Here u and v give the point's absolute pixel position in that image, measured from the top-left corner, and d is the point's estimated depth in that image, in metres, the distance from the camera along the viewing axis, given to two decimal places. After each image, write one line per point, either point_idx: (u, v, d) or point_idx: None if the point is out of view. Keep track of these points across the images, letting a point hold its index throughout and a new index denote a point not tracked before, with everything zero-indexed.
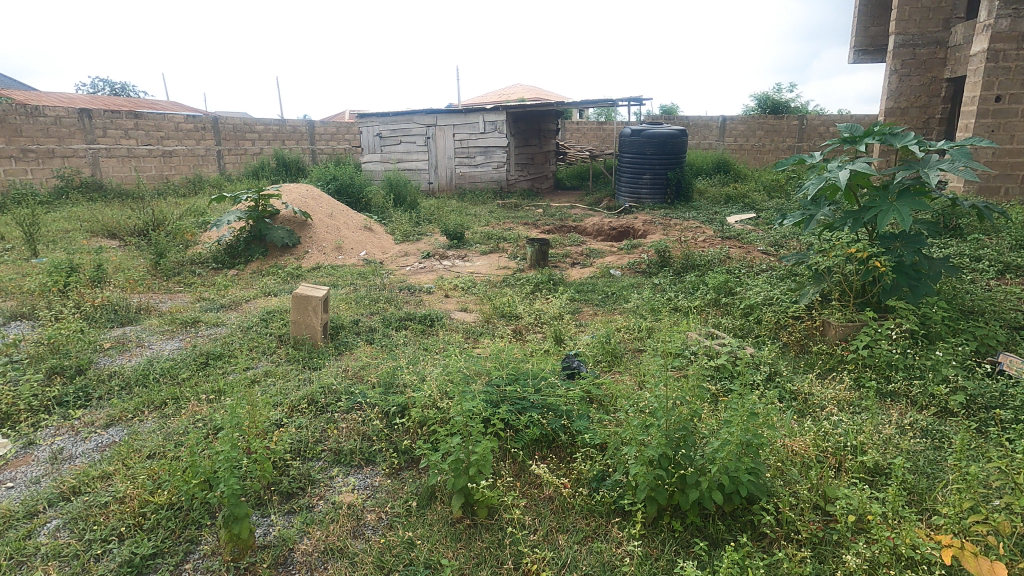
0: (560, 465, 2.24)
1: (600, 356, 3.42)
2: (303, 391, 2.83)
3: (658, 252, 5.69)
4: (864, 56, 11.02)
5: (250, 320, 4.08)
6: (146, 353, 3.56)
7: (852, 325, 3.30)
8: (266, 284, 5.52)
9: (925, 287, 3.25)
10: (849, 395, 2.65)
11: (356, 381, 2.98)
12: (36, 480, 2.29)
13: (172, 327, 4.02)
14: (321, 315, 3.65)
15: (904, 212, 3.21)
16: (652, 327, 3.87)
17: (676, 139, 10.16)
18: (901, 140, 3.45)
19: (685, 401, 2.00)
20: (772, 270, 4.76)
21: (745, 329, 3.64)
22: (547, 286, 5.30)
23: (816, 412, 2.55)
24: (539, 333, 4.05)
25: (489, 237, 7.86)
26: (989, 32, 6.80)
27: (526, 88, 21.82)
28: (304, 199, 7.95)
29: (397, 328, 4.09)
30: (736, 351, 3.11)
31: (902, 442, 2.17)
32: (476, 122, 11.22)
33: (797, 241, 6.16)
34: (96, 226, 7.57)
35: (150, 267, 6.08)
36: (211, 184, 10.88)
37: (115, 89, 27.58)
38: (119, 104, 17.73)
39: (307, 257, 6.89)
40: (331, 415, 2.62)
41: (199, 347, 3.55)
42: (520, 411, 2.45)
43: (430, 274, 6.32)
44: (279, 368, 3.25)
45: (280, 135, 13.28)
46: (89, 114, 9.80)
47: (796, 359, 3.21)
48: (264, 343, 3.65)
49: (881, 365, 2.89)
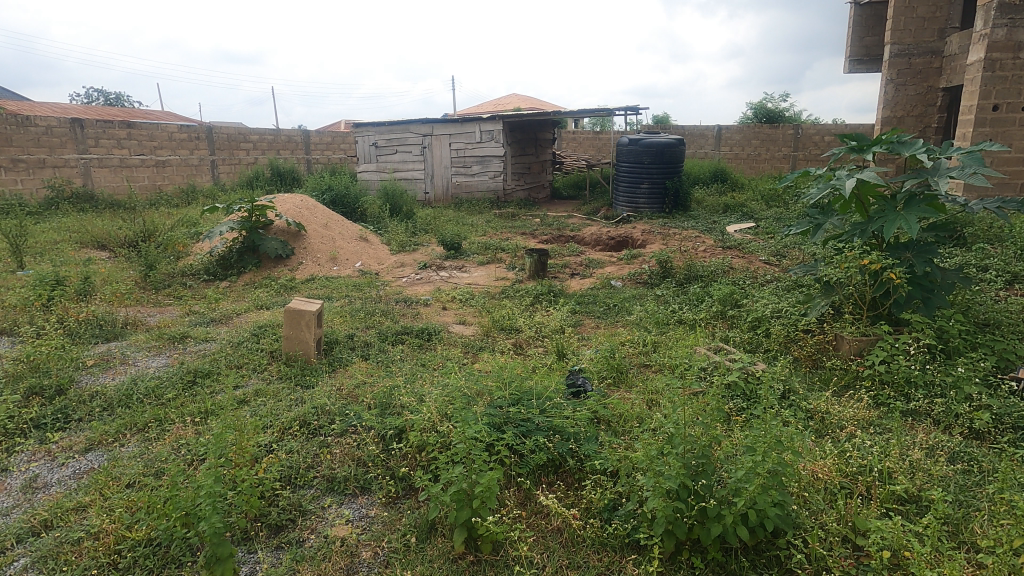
0: (569, 495, 2.10)
1: (605, 371, 3.30)
2: (294, 412, 2.69)
3: (659, 263, 5.59)
4: (859, 65, 11.06)
5: (241, 335, 3.93)
6: (132, 371, 3.40)
7: (867, 339, 3.15)
8: (258, 296, 5.39)
9: (938, 298, 3.15)
10: (869, 414, 2.53)
11: (351, 401, 2.83)
12: (4, 513, 2.14)
13: (158, 343, 3.87)
14: (315, 330, 3.51)
15: (910, 220, 3.08)
16: (657, 341, 3.78)
17: (675, 148, 10.10)
18: (910, 148, 3.32)
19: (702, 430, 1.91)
20: (777, 281, 4.66)
21: (754, 343, 3.53)
22: (547, 298, 5.19)
23: (836, 433, 2.44)
24: (540, 347, 3.94)
25: (486, 247, 7.75)
26: (986, 40, 6.79)
27: (522, 97, 21.99)
28: (299, 209, 7.83)
29: (393, 342, 3.97)
30: (747, 367, 3.00)
31: (932, 468, 2.04)
32: (472, 132, 11.16)
33: (799, 250, 6.09)
34: (86, 238, 7.45)
35: (140, 280, 5.94)
36: (204, 195, 10.77)
37: (110, 98, 28.03)
38: (115, 114, 17.69)
39: (301, 268, 6.77)
40: (324, 439, 2.47)
41: (185, 365, 3.40)
42: (524, 435, 2.30)
43: (427, 286, 6.19)
44: (270, 387, 3.11)
45: (275, 145, 13.18)
46: (82, 124, 9.69)
47: (809, 375, 3.07)
48: (254, 360, 3.50)
49: (900, 382, 2.77)
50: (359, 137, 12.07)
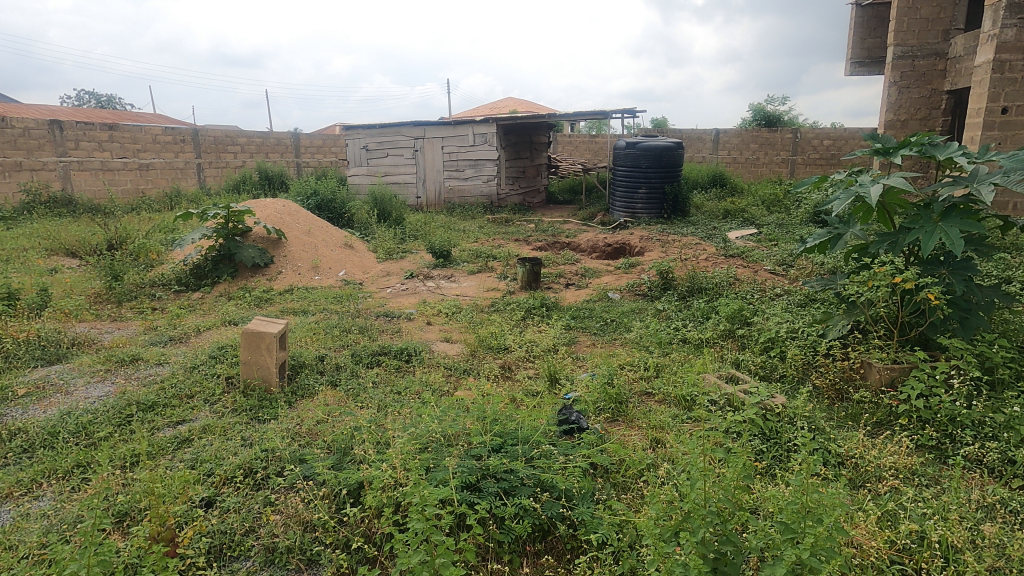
0: (559, 573, 1.72)
1: (602, 401, 2.92)
2: (240, 456, 2.31)
3: (660, 274, 5.23)
4: (860, 68, 10.75)
5: (199, 357, 3.53)
6: (67, 402, 2.99)
7: (899, 368, 2.77)
8: (228, 310, 4.99)
9: (976, 319, 2.78)
10: (912, 462, 2.18)
11: (308, 443, 2.45)
12: None
13: (104, 367, 3.46)
14: (277, 354, 3.13)
15: (952, 234, 2.72)
16: (660, 364, 3.40)
17: (673, 152, 9.74)
18: (943, 151, 2.96)
19: (718, 521, 1.58)
20: (788, 295, 4.30)
21: (768, 368, 3.16)
22: (539, 311, 4.81)
23: (874, 487, 2.08)
24: (530, 370, 3.59)
25: (478, 254, 7.37)
26: (994, 41, 6.47)
27: (518, 101, 21.76)
28: (279, 215, 7.44)
29: (369, 365, 3.59)
30: (766, 401, 2.62)
31: (1008, 544, 1.69)
32: (465, 134, 10.81)
33: (807, 259, 5.74)
34: (56, 246, 7.04)
35: (104, 291, 5.52)
36: (188, 199, 10.35)
37: (102, 101, 27.91)
38: (101, 117, 17.23)
39: (280, 277, 6.38)
40: (270, 493, 2.08)
41: (127, 395, 3.00)
42: (506, 493, 1.91)
43: (412, 297, 5.82)
44: (221, 422, 2.73)
45: (264, 147, 12.78)
46: (61, 126, 9.32)
47: (834, 410, 2.70)
48: (206, 389, 3.10)
49: (942, 421, 2.41)
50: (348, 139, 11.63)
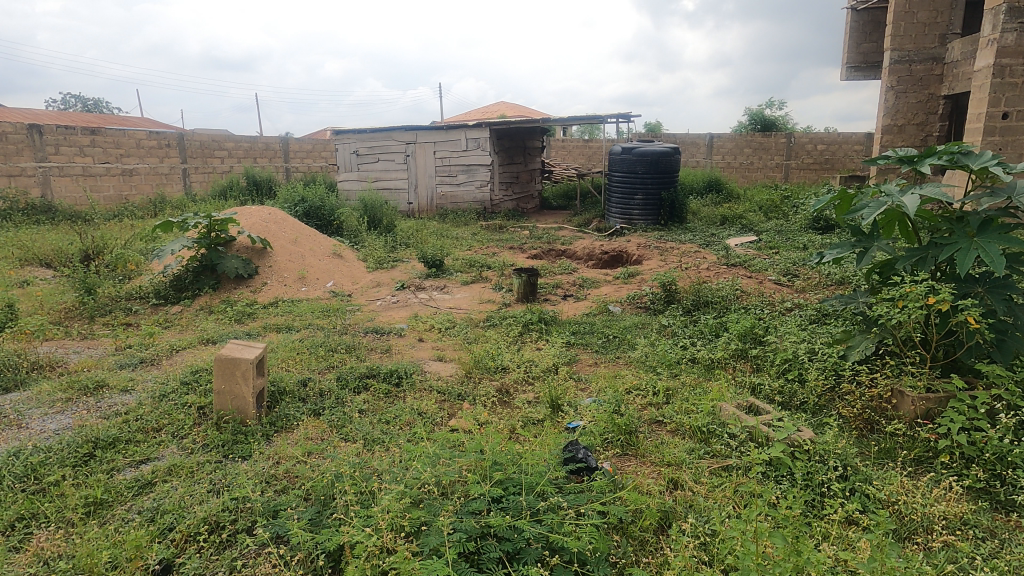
0: None
1: (609, 433, 2.67)
2: (206, 507, 2.04)
3: (662, 286, 4.98)
4: (856, 72, 10.60)
5: (170, 383, 3.24)
6: (19, 438, 2.69)
7: (934, 397, 2.54)
8: (207, 327, 4.69)
9: (1014, 342, 2.56)
10: (965, 510, 1.94)
11: (284, 490, 2.19)
12: None
13: (65, 395, 3.16)
14: (254, 381, 2.84)
15: (991, 251, 2.50)
16: (669, 388, 3.15)
17: (669, 157, 9.52)
18: (976, 160, 2.73)
19: None
20: (801, 311, 4.07)
21: (788, 393, 2.93)
22: (537, 327, 4.53)
23: (923, 541, 1.84)
24: (530, 394, 3.33)
25: (471, 264, 7.10)
26: (994, 46, 6.31)
27: (510, 106, 21.57)
28: (265, 223, 7.14)
29: (355, 390, 3.32)
30: (792, 436, 2.38)
31: None
32: (458, 139, 10.56)
33: (814, 269, 5.53)
34: (31, 256, 6.71)
35: (76, 305, 5.20)
36: (173, 204, 10.02)
37: (88, 105, 27.53)
38: (89, 121, 16.88)
39: (265, 289, 6.09)
40: (238, 557, 1.82)
41: (85, 430, 2.70)
42: (511, 560, 1.66)
43: (403, 310, 5.55)
44: (188, 461, 2.45)
45: (252, 152, 12.46)
46: (40, 130, 8.98)
47: (866, 444, 2.46)
48: (176, 422, 2.82)
49: (990, 460, 2.18)
50: (338, 144, 11.34)
